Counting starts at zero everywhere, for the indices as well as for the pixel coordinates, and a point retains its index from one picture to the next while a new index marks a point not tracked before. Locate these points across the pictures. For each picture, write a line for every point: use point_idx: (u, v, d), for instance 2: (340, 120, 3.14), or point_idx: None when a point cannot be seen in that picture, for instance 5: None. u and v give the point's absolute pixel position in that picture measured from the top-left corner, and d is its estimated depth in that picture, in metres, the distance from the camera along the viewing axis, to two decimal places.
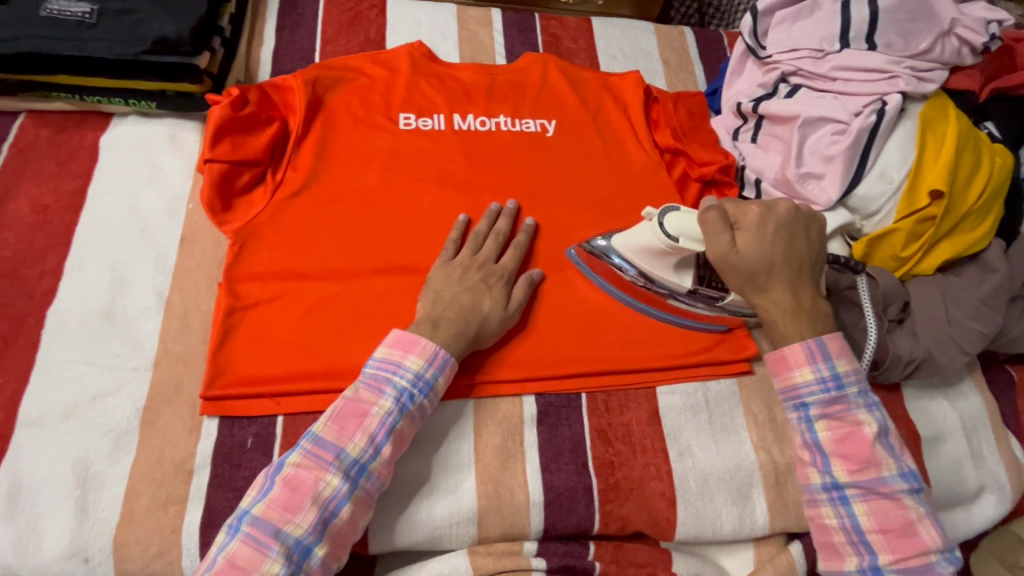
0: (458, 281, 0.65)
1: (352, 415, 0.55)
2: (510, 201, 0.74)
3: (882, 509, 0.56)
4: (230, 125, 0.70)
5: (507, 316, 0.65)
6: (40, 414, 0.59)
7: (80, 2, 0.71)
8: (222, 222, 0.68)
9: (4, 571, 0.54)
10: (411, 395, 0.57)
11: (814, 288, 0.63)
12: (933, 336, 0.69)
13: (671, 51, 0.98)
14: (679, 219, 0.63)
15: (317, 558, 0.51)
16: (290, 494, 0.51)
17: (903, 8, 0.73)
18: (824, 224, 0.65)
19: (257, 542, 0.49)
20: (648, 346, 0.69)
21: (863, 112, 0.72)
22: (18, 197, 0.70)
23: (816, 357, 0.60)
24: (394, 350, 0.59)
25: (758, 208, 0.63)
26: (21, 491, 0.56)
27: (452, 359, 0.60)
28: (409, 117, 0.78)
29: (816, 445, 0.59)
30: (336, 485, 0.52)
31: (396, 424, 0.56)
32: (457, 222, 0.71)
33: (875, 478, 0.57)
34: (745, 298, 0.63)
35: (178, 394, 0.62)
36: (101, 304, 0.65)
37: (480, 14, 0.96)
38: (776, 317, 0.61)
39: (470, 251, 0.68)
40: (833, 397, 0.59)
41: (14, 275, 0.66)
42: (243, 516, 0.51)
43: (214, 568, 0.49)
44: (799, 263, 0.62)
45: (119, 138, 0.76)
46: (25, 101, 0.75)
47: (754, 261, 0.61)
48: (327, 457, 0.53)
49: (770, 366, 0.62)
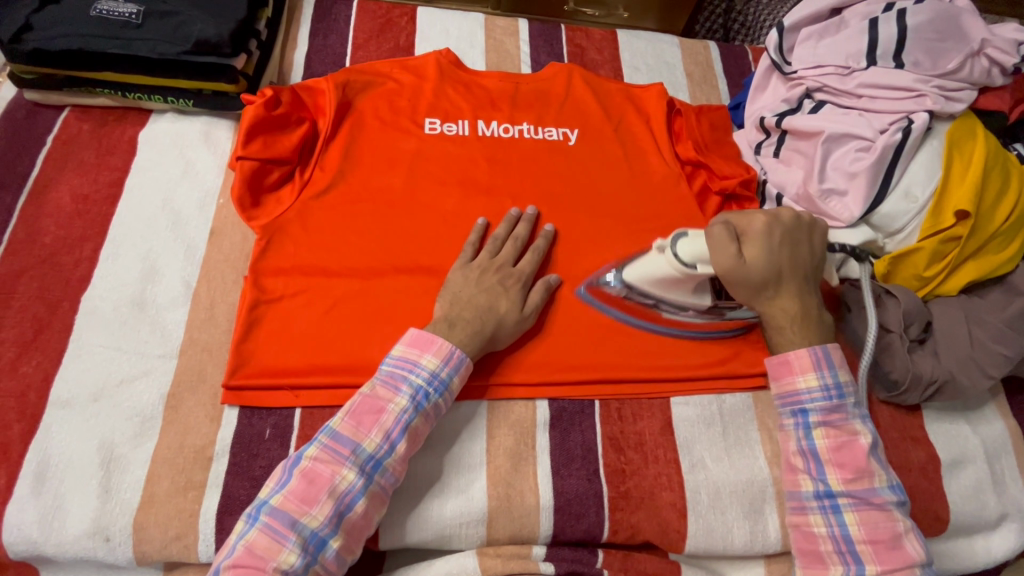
0: (475, 283, 0.66)
1: (370, 411, 0.56)
2: (530, 206, 0.74)
3: (872, 519, 0.56)
4: (263, 124, 0.73)
5: (523, 319, 0.66)
6: (70, 395, 0.62)
7: (128, 4, 0.74)
8: (251, 217, 0.70)
9: (30, 546, 0.56)
10: (426, 393, 0.58)
11: (816, 296, 0.65)
12: (954, 358, 0.68)
13: (695, 65, 0.98)
14: (692, 244, 0.61)
15: (332, 550, 0.52)
16: (308, 487, 0.52)
17: (931, 28, 0.74)
18: (825, 231, 0.67)
19: (275, 532, 0.50)
20: (668, 355, 0.69)
21: (888, 129, 0.71)
22: (60, 187, 0.73)
23: (821, 364, 0.61)
24: (411, 349, 0.60)
25: (762, 218, 0.64)
26: (48, 470, 0.58)
27: (467, 359, 0.61)
28: (434, 122, 0.80)
29: (811, 452, 0.60)
30: (351, 479, 0.53)
31: (411, 422, 0.57)
32: (476, 226, 0.72)
33: (868, 488, 0.57)
34: (751, 307, 0.65)
35: (202, 382, 0.64)
36: (133, 292, 0.67)
37: (507, 24, 0.98)
38: (784, 324, 0.63)
39: (489, 254, 0.69)
40: (834, 405, 0.60)
41: (52, 261, 0.69)
42: (261, 506, 0.52)
43: (234, 554, 0.50)
44: (802, 272, 0.64)
45: (157, 134, 0.79)
46: (71, 95, 0.79)
47: (759, 272, 0.62)
48: (344, 451, 0.54)
49: (772, 370, 0.63)
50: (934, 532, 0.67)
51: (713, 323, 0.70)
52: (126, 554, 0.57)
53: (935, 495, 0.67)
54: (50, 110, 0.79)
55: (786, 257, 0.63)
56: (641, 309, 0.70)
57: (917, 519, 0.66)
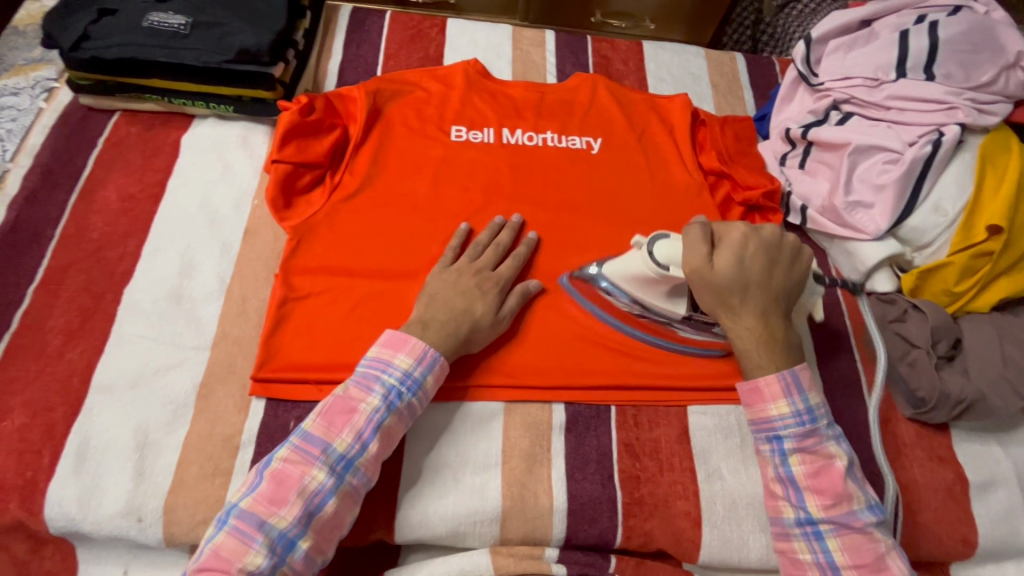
0: (452, 285, 0.67)
1: (341, 411, 0.58)
2: (515, 214, 0.75)
3: (856, 543, 0.55)
4: (297, 129, 0.76)
5: (499, 322, 0.67)
6: (110, 381, 0.65)
7: (177, 16, 0.79)
8: (283, 218, 0.73)
9: (69, 522, 0.59)
10: (399, 393, 0.59)
11: (784, 322, 0.63)
12: (986, 376, 0.65)
13: (721, 76, 0.99)
14: (669, 247, 0.63)
15: (301, 551, 0.53)
16: (276, 488, 0.54)
17: (965, 40, 0.72)
18: (809, 259, 0.65)
19: (242, 533, 0.52)
20: (664, 366, 0.69)
21: (918, 142, 0.71)
22: (109, 186, 0.78)
23: (791, 390, 0.59)
24: (385, 349, 0.61)
25: (742, 229, 0.63)
26: (88, 451, 0.61)
27: (441, 359, 0.62)
28: (461, 129, 0.82)
29: (789, 479, 0.58)
30: (321, 479, 0.55)
31: (383, 421, 0.58)
32: (459, 231, 0.73)
33: (848, 512, 0.56)
34: (716, 318, 0.64)
35: (231, 373, 0.67)
36: (171, 286, 0.71)
37: (534, 35, 1.00)
38: (746, 341, 0.62)
39: (469, 258, 0.70)
40: (807, 431, 0.59)
41: (99, 255, 0.73)
42: (231, 509, 0.53)
43: (202, 558, 0.51)
44: (774, 291, 0.62)
45: (199, 137, 0.83)
46: (121, 101, 0.83)
47: (728, 282, 0.61)
48: (314, 451, 0.55)
49: (744, 398, 0.62)
50: (960, 556, 0.65)
51: (708, 341, 0.69)
52: (156, 534, 0.59)
53: (961, 517, 0.65)
54: (102, 114, 0.84)
55: (758, 272, 0.62)
56: (659, 328, 0.69)
57: (942, 541, 0.64)
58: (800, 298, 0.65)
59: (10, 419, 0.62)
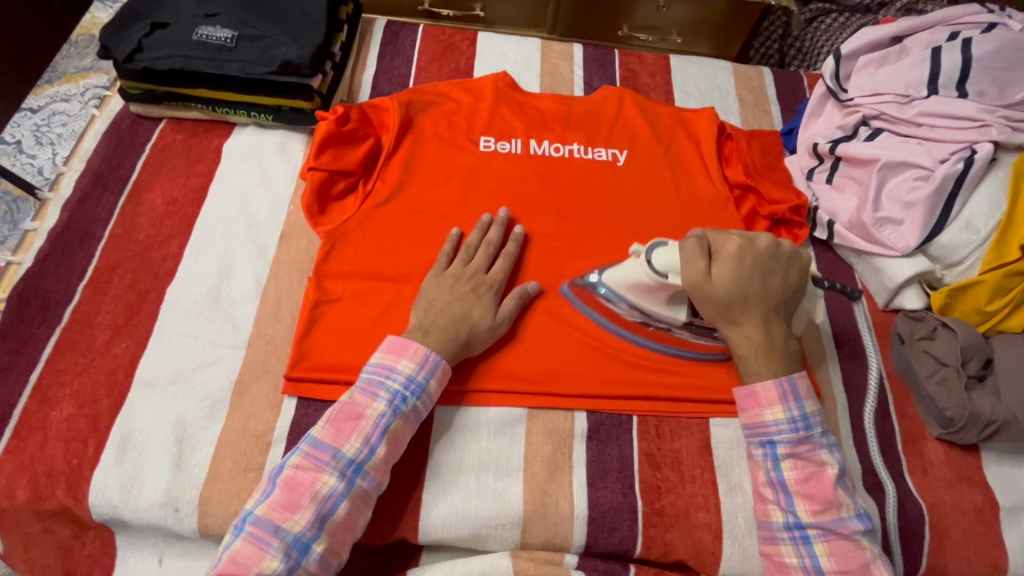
0: (449, 291, 0.68)
1: (348, 418, 0.59)
2: (501, 210, 0.77)
3: (842, 549, 0.55)
4: (333, 138, 0.79)
5: (496, 326, 0.68)
6: (152, 376, 0.68)
7: (224, 30, 0.83)
8: (317, 223, 0.76)
9: (111, 509, 0.62)
10: (403, 397, 0.61)
11: (784, 327, 0.63)
12: (1018, 398, 0.64)
13: (748, 91, 0.99)
14: (666, 256, 0.63)
15: (315, 554, 0.54)
16: (289, 494, 0.55)
17: (998, 58, 0.73)
18: (806, 262, 0.64)
19: (257, 539, 0.53)
20: (677, 374, 0.69)
21: (949, 159, 0.71)
22: (154, 190, 0.82)
23: (787, 396, 0.60)
24: (388, 355, 0.63)
25: (736, 240, 0.63)
26: (130, 442, 0.64)
27: (442, 363, 0.64)
28: (489, 140, 0.84)
29: (780, 484, 0.58)
30: (333, 483, 0.56)
31: (390, 425, 0.60)
32: (451, 235, 0.74)
33: (836, 519, 0.56)
34: (716, 327, 0.64)
35: (266, 373, 0.69)
36: (210, 287, 0.74)
37: (563, 48, 1.02)
38: (747, 351, 0.62)
39: (463, 262, 0.71)
40: (801, 437, 0.59)
41: (144, 255, 0.76)
42: (246, 516, 0.55)
43: (220, 564, 0.53)
44: (772, 300, 0.62)
45: (239, 145, 0.86)
46: (168, 109, 0.88)
47: (726, 293, 0.61)
48: (324, 457, 0.57)
49: (739, 402, 0.62)
50: None
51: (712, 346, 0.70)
52: (191, 525, 0.62)
53: (991, 541, 0.64)
54: (150, 121, 0.89)
55: (756, 282, 0.62)
56: (668, 337, 0.70)
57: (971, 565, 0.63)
58: (799, 302, 0.65)
59: (59, 409, 0.66)
